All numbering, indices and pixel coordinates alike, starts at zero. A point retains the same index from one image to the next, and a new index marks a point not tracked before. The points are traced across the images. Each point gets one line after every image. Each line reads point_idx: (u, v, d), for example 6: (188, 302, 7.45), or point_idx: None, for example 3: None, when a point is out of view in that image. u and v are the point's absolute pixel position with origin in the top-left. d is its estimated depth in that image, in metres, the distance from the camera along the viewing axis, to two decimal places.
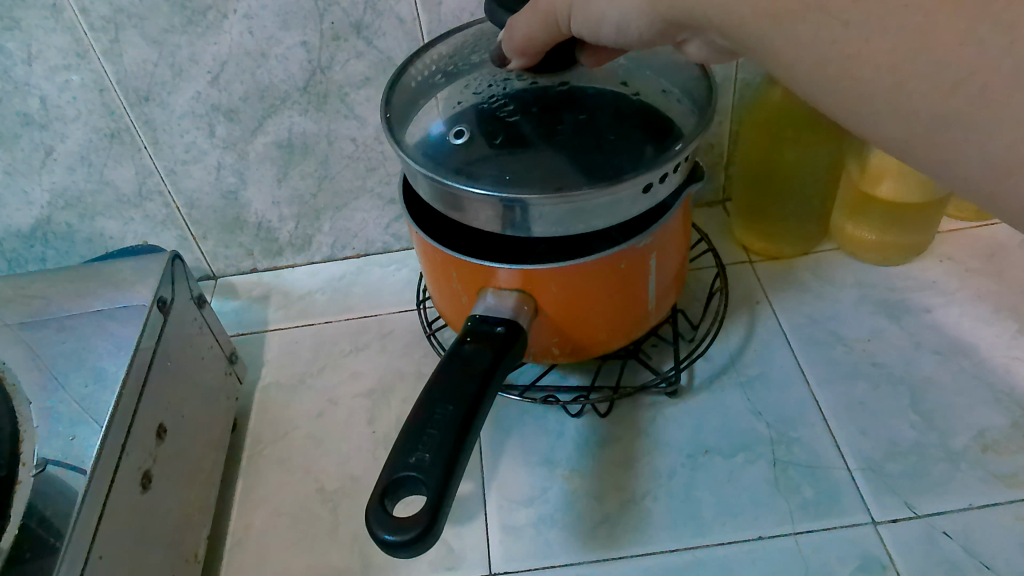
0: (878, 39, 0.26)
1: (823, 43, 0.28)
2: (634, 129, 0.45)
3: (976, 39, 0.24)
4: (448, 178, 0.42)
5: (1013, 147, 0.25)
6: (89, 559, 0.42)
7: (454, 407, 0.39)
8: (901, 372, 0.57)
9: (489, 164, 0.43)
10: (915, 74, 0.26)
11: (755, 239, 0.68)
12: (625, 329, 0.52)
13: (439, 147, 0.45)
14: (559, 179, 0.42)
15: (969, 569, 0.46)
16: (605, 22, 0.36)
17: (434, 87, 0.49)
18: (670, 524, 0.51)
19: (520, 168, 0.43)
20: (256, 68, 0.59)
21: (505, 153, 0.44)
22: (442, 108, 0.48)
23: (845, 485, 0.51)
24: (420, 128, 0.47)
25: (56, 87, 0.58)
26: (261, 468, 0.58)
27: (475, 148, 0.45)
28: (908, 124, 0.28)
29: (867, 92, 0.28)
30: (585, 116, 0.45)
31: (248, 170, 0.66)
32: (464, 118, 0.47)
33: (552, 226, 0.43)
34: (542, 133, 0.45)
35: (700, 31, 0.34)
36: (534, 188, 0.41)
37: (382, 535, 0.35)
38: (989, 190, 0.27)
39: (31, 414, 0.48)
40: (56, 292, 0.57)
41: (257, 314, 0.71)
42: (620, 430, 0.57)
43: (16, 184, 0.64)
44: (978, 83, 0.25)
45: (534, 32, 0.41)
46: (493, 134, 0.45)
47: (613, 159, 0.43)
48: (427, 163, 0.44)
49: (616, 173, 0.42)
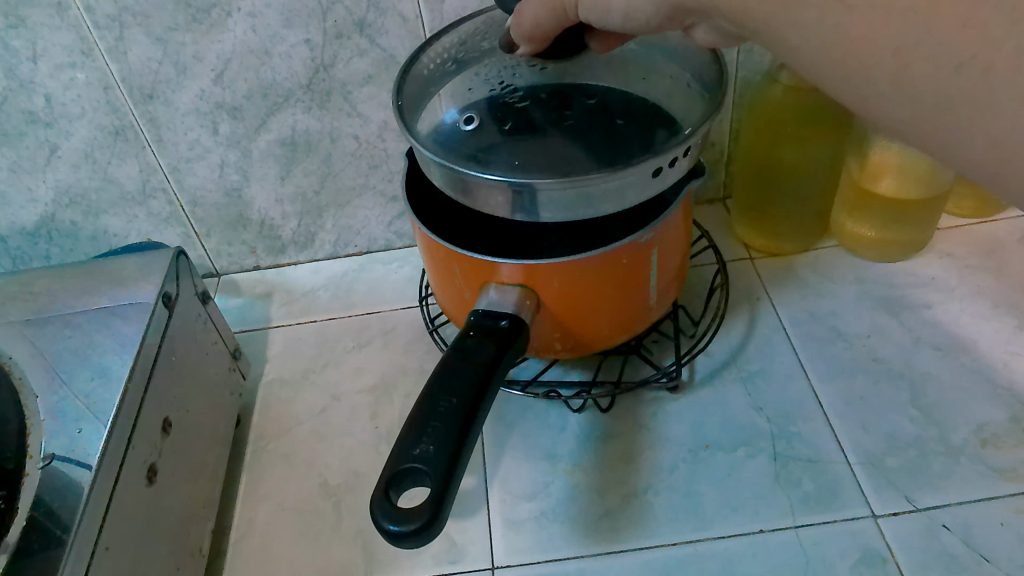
0: (883, 23, 0.27)
1: (829, 26, 0.28)
2: (641, 116, 0.46)
3: (979, 21, 0.25)
4: (458, 164, 0.43)
5: (1016, 127, 0.26)
6: (96, 550, 0.42)
7: (458, 400, 0.39)
8: (901, 367, 0.58)
9: (500, 151, 0.44)
10: (919, 57, 0.27)
11: (756, 237, 0.69)
12: (627, 323, 0.52)
13: (448, 135, 0.46)
14: (566, 165, 0.42)
15: (969, 563, 0.47)
16: (612, 10, 0.37)
17: (444, 74, 0.50)
18: (671, 517, 0.51)
19: (529, 154, 0.44)
20: (261, 66, 0.60)
21: (515, 139, 0.45)
22: (452, 98, 0.48)
23: (845, 479, 0.52)
24: (431, 116, 0.48)
25: (60, 84, 0.59)
26: (265, 463, 0.59)
27: (486, 134, 0.45)
28: (913, 106, 0.28)
29: (873, 77, 0.28)
30: (594, 101, 0.46)
31: (252, 167, 0.67)
32: (475, 105, 0.47)
33: (561, 212, 0.43)
34: (551, 119, 0.46)
35: (707, 16, 0.34)
36: (543, 173, 0.42)
37: (387, 525, 0.36)
38: (992, 171, 0.28)
39: (39, 408, 0.49)
40: (60, 289, 0.58)
41: (261, 311, 0.72)
42: (622, 424, 0.57)
43: (20, 181, 0.65)
44: (983, 63, 0.26)
45: (541, 19, 0.42)
46: (499, 122, 0.46)
47: (620, 145, 0.44)
48: (438, 149, 0.45)
49: (623, 159, 0.42)
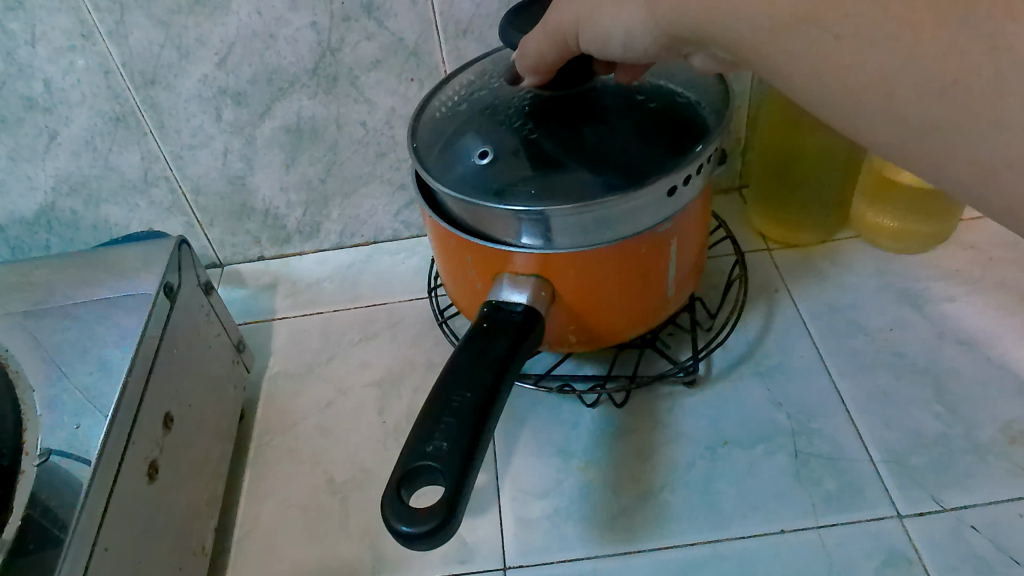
0: (866, 50, 0.26)
1: (816, 53, 0.27)
2: (653, 127, 0.44)
3: (959, 47, 0.24)
4: (472, 195, 0.42)
5: (998, 150, 0.25)
6: (95, 550, 0.40)
7: (472, 394, 0.38)
8: (924, 362, 0.56)
9: (514, 178, 0.42)
10: (904, 83, 0.26)
11: (773, 228, 0.67)
12: (644, 317, 0.50)
13: (465, 171, 0.44)
14: (581, 183, 0.41)
15: (999, 565, 0.45)
16: (611, 41, 0.36)
17: (456, 114, 0.48)
18: (688, 516, 0.49)
19: (543, 178, 0.42)
20: (265, 50, 0.58)
21: (529, 161, 0.43)
22: (462, 123, 0.47)
23: (868, 478, 0.50)
24: (443, 145, 0.47)
25: (60, 69, 0.57)
26: (270, 459, 0.57)
27: (499, 161, 0.44)
28: (898, 131, 0.27)
29: (859, 101, 0.27)
30: (605, 116, 0.44)
31: (256, 155, 0.65)
32: (484, 129, 0.45)
33: (578, 237, 0.43)
34: (563, 137, 0.43)
35: (704, 46, 0.33)
36: (557, 197, 0.41)
37: (398, 526, 0.34)
38: (979, 197, 0.27)
39: (36, 403, 0.47)
40: (59, 279, 0.56)
41: (266, 302, 0.70)
42: (637, 421, 0.56)
43: (19, 169, 0.63)
44: (965, 89, 0.24)
45: (545, 51, 0.41)
46: (515, 152, 0.43)
47: (636, 161, 0.42)
48: (451, 180, 0.44)
49: (638, 174, 0.41)
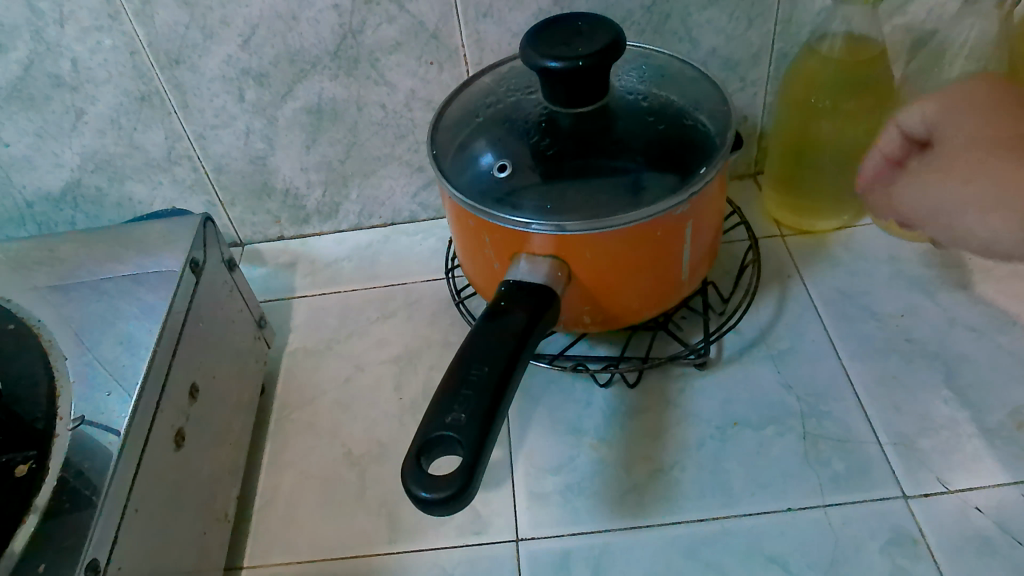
0: None
1: None
2: (661, 145, 0.47)
3: None
4: (492, 208, 0.45)
5: None
6: (126, 510, 0.42)
7: (490, 367, 0.39)
8: (935, 348, 0.57)
9: (531, 192, 0.46)
10: None
11: (787, 213, 0.68)
12: (657, 299, 0.51)
13: (485, 184, 0.47)
14: (595, 202, 0.44)
15: (1002, 545, 0.46)
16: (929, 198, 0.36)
17: (476, 126, 0.51)
18: (698, 494, 0.50)
19: (559, 193, 0.45)
20: (288, 31, 0.59)
21: (546, 176, 0.46)
22: (480, 136, 0.50)
23: (876, 459, 0.51)
24: (463, 157, 0.49)
25: (87, 48, 0.58)
26: (289, 432, 0.59)
27: (517, 176, 0.47)
28: None
29: None
30: (616, 132, 0.47)
31: (277, 135, 0.66)
32: (503, 143, 0.48)
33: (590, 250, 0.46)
34: (576, 152, 0.46)
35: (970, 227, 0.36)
36: (571, 213, 0.44)
37: (418, 492, 0.35)
38: None
39: (68, 369, 0.48)
40: (87, 254, 0.58)
41: (285, 281, 0.72)
42: (650, 401, 0.57)
43: (47, 146, 0.64)
44: None
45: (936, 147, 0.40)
46: (531, 167, 0.47)
47: (645, 180, 0.45)
48: (471, 191, 0.47)
49: (647, 194, 0.45)
